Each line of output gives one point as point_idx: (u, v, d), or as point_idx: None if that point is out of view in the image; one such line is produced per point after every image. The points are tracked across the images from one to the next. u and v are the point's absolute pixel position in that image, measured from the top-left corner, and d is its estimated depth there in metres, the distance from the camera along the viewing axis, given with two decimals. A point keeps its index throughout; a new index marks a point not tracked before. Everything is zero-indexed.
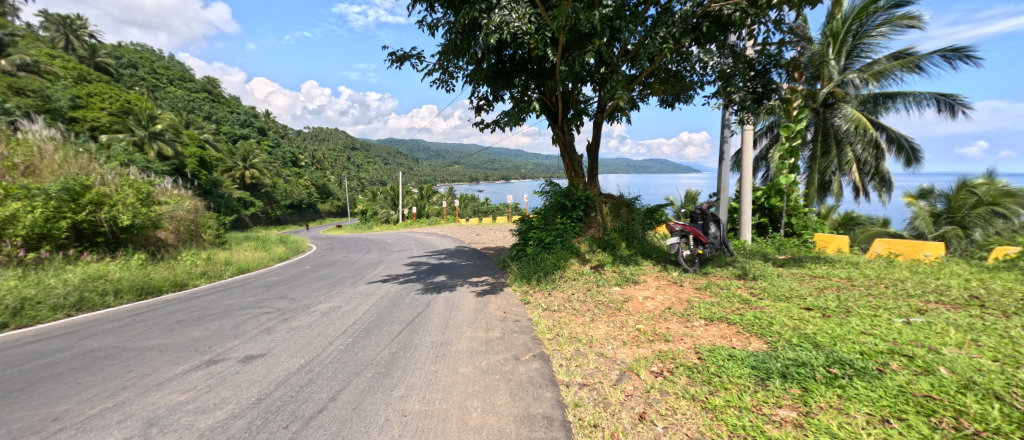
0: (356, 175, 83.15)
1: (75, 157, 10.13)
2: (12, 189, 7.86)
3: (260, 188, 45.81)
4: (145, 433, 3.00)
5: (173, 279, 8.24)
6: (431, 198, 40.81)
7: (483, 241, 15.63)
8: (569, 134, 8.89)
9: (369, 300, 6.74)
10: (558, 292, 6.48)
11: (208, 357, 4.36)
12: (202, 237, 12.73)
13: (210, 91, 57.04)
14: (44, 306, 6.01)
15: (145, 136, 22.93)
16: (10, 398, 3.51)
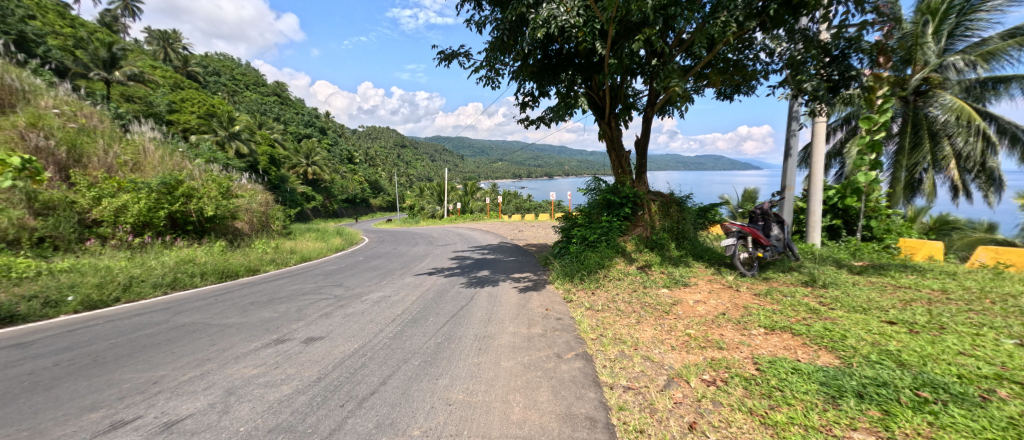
0: (405, 172, 85.98)
1: (172, 155, 11.16)
2: (122, 183, 8.83)
3: (320, 183, 48.44)
4: (224, 400, 3.18)
5: (248, 265, 8.86)
6: (475, 195, 41.25)
7: (524, 238, 15.61)
8: (617, 130, 8.59)
9: (416, 291, 6.89)
10: (602, 292, 6.30)
11: (276, 336, 4.60)
12: (272, 228, 13.62)
13: (280, 95, 61.51)
14: (147, 283, 6.65)
15: (227, 136, 24.96)
16: (121, 362, 3.88)
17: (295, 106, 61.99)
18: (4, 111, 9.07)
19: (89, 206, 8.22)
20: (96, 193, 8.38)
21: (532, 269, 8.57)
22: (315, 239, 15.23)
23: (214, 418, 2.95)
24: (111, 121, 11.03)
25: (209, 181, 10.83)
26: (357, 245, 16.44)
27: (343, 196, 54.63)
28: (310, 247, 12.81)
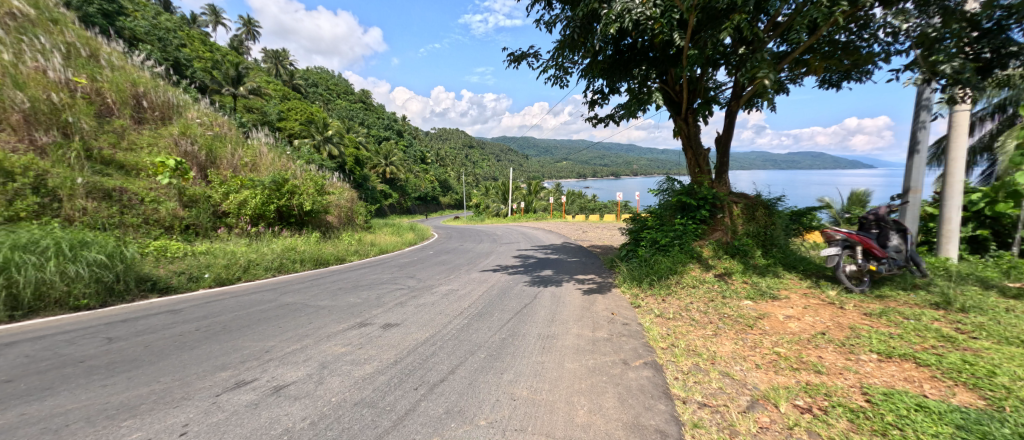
0: (472, 171, 88.39)
1: (280, 157, 12.82)
2: (245, 181, 10.48)
3: (396, 182, 51.31)
4: (320, 373, 3.51)
5: (337, 254, 9.80)
6: (540, 194, 41.23)
7: (589, 239, 15.20)
8: (696, 126, 7.97)
9: (482, 286, 6.95)
10: (673, 300, 5.82)
11: (360, 320, 4.89)
12: (356, 222, 14.68)
13: (365, 102, 66.58)
14: (261, 267, 7.75)
15: (322, 140, 27.80)
16: (241, 331, 4.48)
17: (376, 110, 66.62)
18: (164, 122, 10.89)
19: (220, 199, 9.78)
20: (225, 189, 9.96)
21: (598, 271, 8.23)
22: (391, 233, 16.16)
23: (310, 388, 3.25)
24: (236, 130, 12.96)
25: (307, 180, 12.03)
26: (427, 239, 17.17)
27: (415, 194, 57.42)
28: (388, 240, 13.62)
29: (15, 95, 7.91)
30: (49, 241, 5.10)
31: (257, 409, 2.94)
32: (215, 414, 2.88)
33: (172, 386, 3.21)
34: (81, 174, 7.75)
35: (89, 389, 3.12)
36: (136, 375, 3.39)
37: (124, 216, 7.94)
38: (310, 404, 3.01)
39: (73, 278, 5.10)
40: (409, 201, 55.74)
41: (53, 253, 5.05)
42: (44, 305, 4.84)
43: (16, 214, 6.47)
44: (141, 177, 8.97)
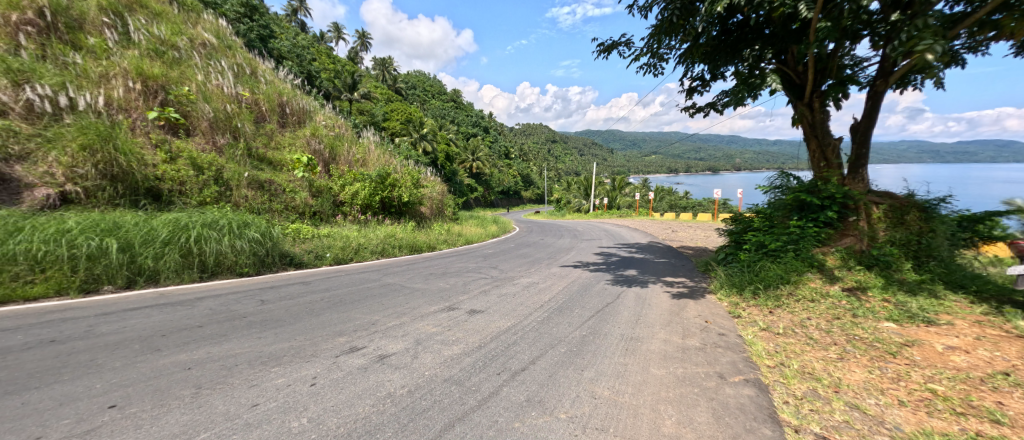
0: (555, 166, 87.95)
1: (384, 154, 14.06)
2: (355, 175, 11.44)
3: (481, 177, 52.88)
4: (414, 349, 3.62)
5: (428, 243, 10.35)
6: (624, 190, 39.53)
7: (679, 239, 14.06)
8: (825, 112, 6.76)
9: (563, 281, 6.71)
10: (785, 313, 5.00)
11: (448, 304, 5.01)
12: (446, 214, 15.35)
13: (455, 100, 69.94)
14: (368, 251, 8.57)
15: (419, 137, 30.09)
16: (354, 304, 5.02)
17: (465, 109, 69.49)
18: (300, 126, 12.37)
19: (339, 190, 10.87)
20: (343, 182, 11.07)
21: (688, 275, 7.45)
22: (476, 225, 16.63)
23: (408, 360, 3.41)
24: (352, 130, 14.30)
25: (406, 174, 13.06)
26: (510, 232, 17.40)
27: (499, 188, 58.65)
28: (473, 232, 14.04)
29: (205, 108, 9.48)
30: (225, 221, 6.46)
31: (364, 374, 3.16)
32: (332, 373, 3.18)
33: (303, 344, 3.73)
34: (246, 169, 9.31)
35: (249, 339, 3.84)
36: (280, 331, 4.07)
37: (272, 203, 9.27)
38: (409, 374, 3.15)
39: (239, 251, 6.40)
40: (494, 196, 57.29)
41: (227, 230, 6.40)
42: (221, 270, 6.22)
43: (206, 199, 8.13)
44: (283, 171, 10.37)
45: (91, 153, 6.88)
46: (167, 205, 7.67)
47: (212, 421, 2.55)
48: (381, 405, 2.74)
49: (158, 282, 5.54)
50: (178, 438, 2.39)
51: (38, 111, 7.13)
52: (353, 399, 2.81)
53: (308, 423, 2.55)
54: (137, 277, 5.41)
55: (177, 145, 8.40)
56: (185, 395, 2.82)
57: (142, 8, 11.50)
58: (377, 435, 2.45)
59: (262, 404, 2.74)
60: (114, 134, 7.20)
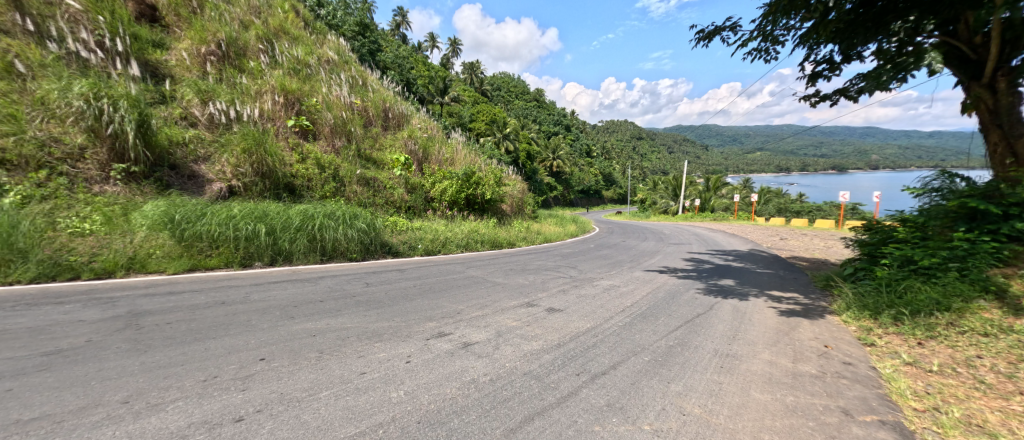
0: (643, 165, 84.26)
1: (470, 153, 14.80)
2: (444, 173, 12.27)
3: (562, 175, 52.70)
4: (495, 340, 3.85)
5: (508, 240, 10.72)
6: (720, 192, 36.55)
7: (788, 248, 12.66)
8: (1014, 94, 5.44)
9: (647, 286, 6.51)
10: (942, 347, 4.00)
11: (527, 300, 5.19)
12: (525, 212, 15.72)
13: (540, 99, 70.53)
14: (453, 245, 9.15)
15: (502, 137, 33.50)
16: (441, 292, 5.45)
17: (550, 108, 69.69)
18: (399, 129, 13.31)
19: (430, 187, 11.74)
20: (433, 180, 11.92)
21: (802, 292, 6.65)
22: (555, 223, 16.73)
23: (491, 350, 3.62)
24: (441, 130, 15.26)
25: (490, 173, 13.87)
26: (588, 232, 17.24)
27: (581, 187, 57.96)
28: (553, 230, 14.18)
29: (327, 118, 10.70)
30: (341, 212, 7.33)
31: (452, 358, 3.43)
32: (425, 354, 3.50)
33: (401, 325, 4.14)
34: (357, 168, 10.48)
35: (358, 315, 4.40)
36: (384, 312, 4.57)
37: (374, 198, 10.37)
38: (491, 364, 3.36)
39: (350, 238, 7.24)
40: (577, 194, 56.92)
41: (343, 220, 7.28)
42: (337, 254, 7.07)
43: (326, 193, 9.43)
44: (385, 170, 11.39)
45: (249, 156, 8.25)
46: (300, 197, 8.96)
47: (332, 382, 2.99)
48: (468, 389, 2.97)
49: (292, 262, 6.52)
50: (305, 392, 2.85)
51: (218, 124, 8.78)
52: (442, 379, 3.08)
53: (405, 396, 2.86)
54: (278, 257, 6.43)
55: (307, 149, 9.81)
56: (311, 357, 3.35)
57: (285, 33, 13.06)
58: (462, 416, 2.65)
59: (369, 373, 3.14)
60: (265, 140, 8.53)
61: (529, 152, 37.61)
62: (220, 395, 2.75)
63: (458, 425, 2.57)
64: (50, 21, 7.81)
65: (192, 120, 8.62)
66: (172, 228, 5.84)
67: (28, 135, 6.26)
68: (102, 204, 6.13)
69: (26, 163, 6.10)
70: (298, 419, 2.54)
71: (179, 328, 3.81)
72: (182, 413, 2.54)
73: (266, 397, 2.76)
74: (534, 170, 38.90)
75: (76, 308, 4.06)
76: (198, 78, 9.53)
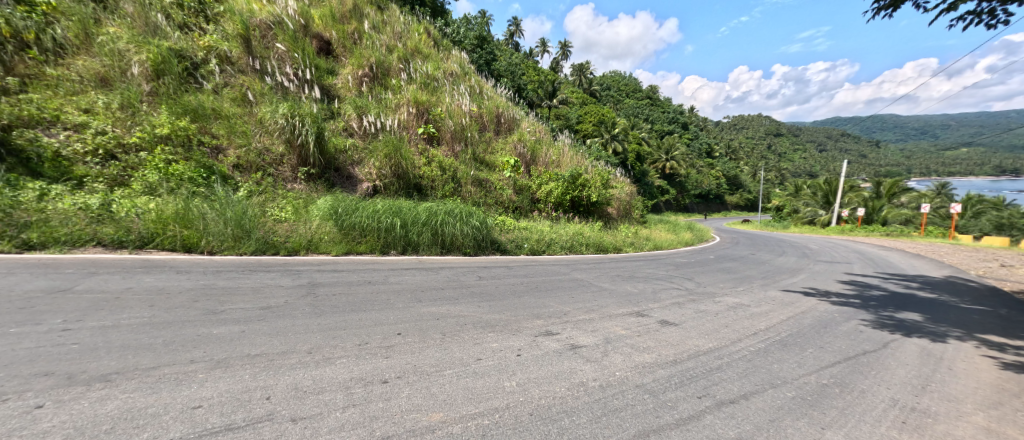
0: (778, 166, 74.74)
1: (576, 154, 15.09)
2: (551, 174, 12.78)
3: (677, 178, 49.78)
4: (605, 346, 4.08)
5: (615, 244, 10.79)
6: (892, 200, 30.49)
7: (1007, 280, 9.94)
8: None
9: (786, 310, 5.93)
10: None
11: (637, 310, 5.31)
12: (633, 216, 15.49)
13: (653, 97, 67.98)
14: (558, 246, 9.57)
15: (610, 138, 33.62)
16: (547, 292, 5.91)
17: (665, 106, 66.51)
18: (510, 132, 14.18)
19: (536, 188, 12.43)
20: (540, 181, 12.56)
21: None
22: (667, 230, 16.09)
23: (599, 356, 3.83)
24: (548, 133, 15.83)
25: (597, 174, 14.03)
26: (707, 241, 16.13)
27: (698, 191, 54.15)
28: (664, 237, 13.64)
29: (448, 124, 11.97)
30: (459, 211, 8.25)
31: (559, 358, 3.73)
32: (533, 350, 3.89)
33: (509, 319, 4.68)
34: (471, 169, 11.58)
35: (473, 305, 5.06)
36: (493, 304, 5.19)
37: (486, 197, 11.38)
38: (599, 370, 3.55)
39: (465, 233, 8.14)
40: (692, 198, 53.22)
41: (460, 216, 8.21)
42: (454, 247, 8.05)
43: (446, 193, 10.63)
44: (495, 171, 12.37)
45: (389, 159, 9.74)
46: (425, 196, 10.30)
47: (453, 363, 3.52)
48: (576, 390, 3.20)
49: (416, 250, 7.62)
50: (432, 367, 3.41)
51: (369, 133, 10.54)
52: (551, 377, 3.37)
53: (517, 386, 3.20)
54: (405, 248, 7.53)
55: (432, 153, 11.03)
56: (436, 337, 4.02)
57: (419, 53, 14.90)
58: (573, 417, 2.83)
59: (483, 360, 3.61)
60: (401, 146, 9.96)
61: (639, 154, 36.63)
62: (369, 359, 3.49)
63: (568, 423, 2.76)
64: (268, 60, 10.32)
65: (350, 130, 10.49)
66: (336, 219, 7.23)
67: (250, 146, 8.44)
68: (292, 197, 7.99)
69: (248, 166, 8.26)
70: (428, 390, 3.04)
71: (342, 300, 4.88)
72: (343, 368, 3.29)
73: (402, 367, 3.39)
74: (642, 172, 37.79)
75: (277, 276, 5.42)
76: (356, 97, 11.49)
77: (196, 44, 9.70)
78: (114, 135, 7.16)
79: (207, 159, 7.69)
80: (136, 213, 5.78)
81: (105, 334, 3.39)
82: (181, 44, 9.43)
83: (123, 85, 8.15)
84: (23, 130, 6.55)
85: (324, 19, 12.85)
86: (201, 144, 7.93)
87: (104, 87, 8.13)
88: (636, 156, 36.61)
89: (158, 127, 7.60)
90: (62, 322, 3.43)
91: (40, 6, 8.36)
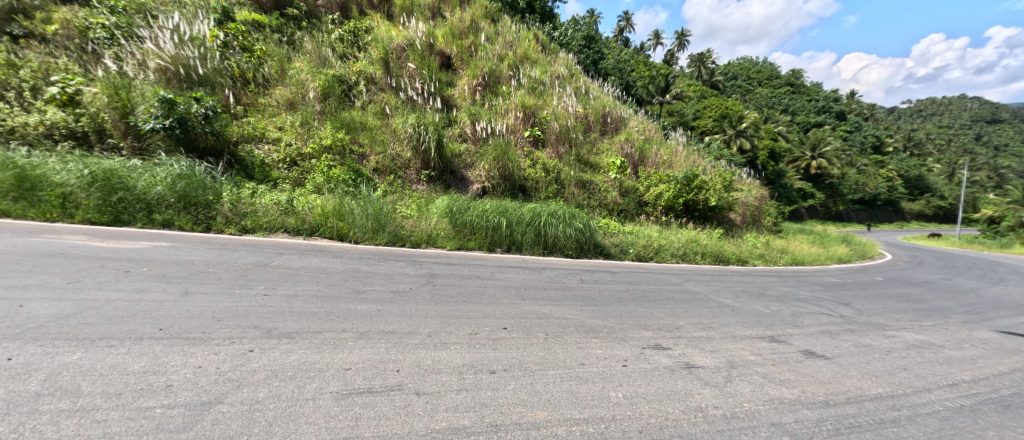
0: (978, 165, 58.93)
1: (691, 153, 14.33)
2: (662, 176, 12.30)
3: (826, 180, 42.62)
4: (729, 370, 3.91)
5: (738, 255, 9.95)
6: None
7: None
8: None
9: (1001, 358, 4.79)
10: None
11: (770, 334, 4.95)
12: (762, 223, 14.31)
13: (791, 86, 60.31)
14: (668, 253, 9.20)
15: (734, 134, 30.35)
16: (656, 302, 5.83)
17: (807, 94, 58.30)
18: (616, 132, 13.98)
19: (644, 190, 12.10)
20: (648, 183, 12.21)
21: None
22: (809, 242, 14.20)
23: (722, 381, 3.68)
24: (660, 131, 15.18)
25: (717, 176, 13.33)
26: (870, 258, 13.63)
27: (859, 196, 45.09)
28: (805, 251, 12.02)
29: (553, 126, 12.30)
30: (561, 212, 8.52)
31: (672, 376, 3.71)
32: (641, 363, 3.94)
33: (614, 326, 4.79)
34: (574, 171, 11.72)
35: (575, 308, 5.27)
36: (596, 309, 5.33)
37: (589, 200, 11.49)
38: (721, 396, 3.43)
39: (567, 235, 8.34)
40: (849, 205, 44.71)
41: (562, 216, 8.45)
42: (555, 248, 8.30)
43: (549, 194, 10.97)
44: (599, 172, 12.34)
45: (497, 161, 10.46)
46: (528, 198, 10.77)
47: (557, 364, 3.77)
48: (692, 414, 3.16)
49: (519, 249, 8.08)
50: (537, 366, 3.71)
51: (480, 138, 11.38)
52: (663, 395, 3.38)
53: (625, 399, 3.29)
54: (507, 246, 8.03)
55: (536, 156, 11.45)
56: (540, 336, 4.34)
57: (528, 59, 15.54)
58: None
59: (587, 365, 3.80)
60: (508, 149, 10.62)
61: (772, 152, 32.40)
62: (479, 349, 3.93)
63: None
64: (401, 78, 11.82)
65: (465, 135, 11.47)
66: (450, 217, 7.99)
67: (386, 152, 9.75)
68: (416, 197, 9.07)
69: (384, 170, 9.63)
70: (532, 387, 3.34)
71: (454, 290, 5.52)
72: (457, 354, 3.77)
73: (509, 360, 3.76)
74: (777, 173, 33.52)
75: (404, 265, 6.27)
76: (470, 105, 12.51)
77: (351, 70, 11.58)
78: (296, 147, 9.04)
79: (355, 164, 9.24)
80: (308, 209, 7.17)
81: (290, 301, 4.38)
82: (340, 71, 11.35)
83: (303, 107, 10.16)
84: (243, 144, 8.83)
85: (445, 37, 14.21)
86: (353, 153, 9.52)
87: (291, 110, 10.24)
88: (768, 154, 32.43)
89: (323, 139, 9.32)
90: (263, 288, 4.54)
91: (256, 51, 10.71)
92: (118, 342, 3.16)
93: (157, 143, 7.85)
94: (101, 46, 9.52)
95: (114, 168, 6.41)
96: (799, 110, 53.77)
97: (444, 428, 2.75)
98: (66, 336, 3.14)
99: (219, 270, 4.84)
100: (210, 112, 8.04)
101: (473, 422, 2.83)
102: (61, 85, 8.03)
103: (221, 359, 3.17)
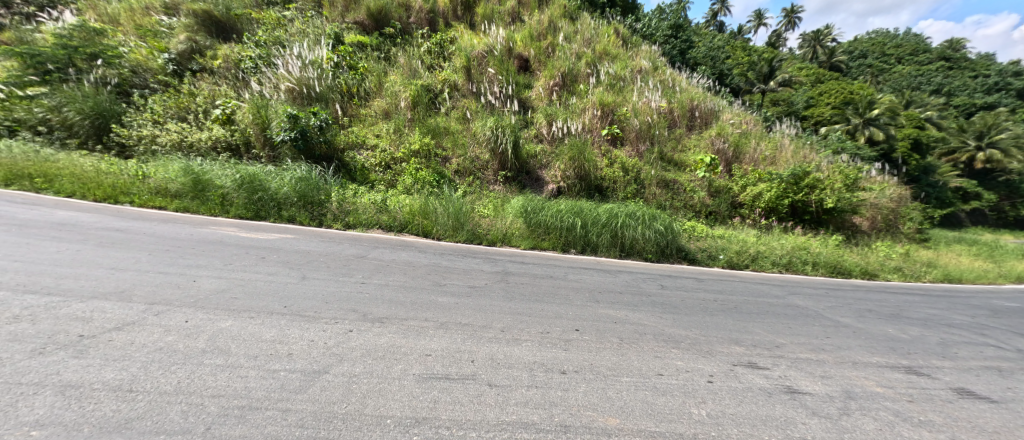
0: None
1: (801, 147, 13.04)
2: (762, 174, 11.35)
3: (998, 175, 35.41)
4: (847, 401, 3.63)
5: (864, 267, 8.91)
6: None
7: None
8: None
9: None
10: None
11: (908, 364, 4.46)
12: (899, 229, 12.45)
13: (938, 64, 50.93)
14: (768, 261, 8.54)
15: (861, 123, 26.17)
16: (750, 316, 5.52)
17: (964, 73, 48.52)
18: (705, 127, 13.23)
19: (739, 191, 11.30)
20: (744, 182, 11.34)
21: None
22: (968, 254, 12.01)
23: (835, 414, 3.43)
24: (762, 124, 14.02)
25: (835, 174, 11.96)
26: None
27: None
28: (962, 266, 10.20)
29: (632, 123, 12.06)
30: (641, 213, 8.34)
31: (769, 400, 3.54)
32: (729, 380, 3.83)
33: (699, 338, 4.67)
34: (656, 170, 11.39)
35: (654, 315, 5.21)
36: (679, 318, 5.21)
37: (674, 200, 11.14)
38: (832, 429, 3.20)
39: (643, 238, 8.16)
40: None
41: (641, 217, 8.29)
42: (633, 251, 8.16)
43: (628, 194, 10.78)
44: (686, 171, 11.85)
45: (573, 161, 10.52)
46: (602, 198, 10.67)
47: (631, 371, 3.81)
48: None
49: (595, 251, 8.08)
50: (610, 371, 3.78)
51: (556, 138, 11.54)
52: (756, 419, 3.25)
53: (708, 417, 3.26)
54: (584, 248, 8.08)
55: (615, 155, 11.34)
56: (613, 340, 4.39)
57: (607, 55, 15.29)
58: None
59: (664, 376, 3.78)
60: (585, 149, 10.64)
61: (918, 141, 26.88)
62: (550, 348, 4.10)
63: None
64: (482, 83, 12.37)
65: (540, 136, 11.71)
66: (526, 216, 8.26)
67: (466, 155, 10.35)
68: (493, 197, 9.50)
69: (464, 171, 10.21)
70: (604, 392, 3.43)
71: (528, 288, 5.75)
72: (529, 351, 3.98)
73: (580, 362, 3.88)
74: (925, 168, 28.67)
75: (480, 262, 6.65)
76: (546, 105, 12.70)
77: (437, 79, 12.39)
78: (389, 152, 9.92)
79: (439, 168, 9.93)
80: (399, 209, 7.88)
81: (382, 289, 4.93)
82: (428, 80, 12.20)
83: (397, 115, 11.10)
84: (349, 150, 9.91)
85: (525, 41, 14.57)
86: (438, 155, 10.22)
87: (387, 118, 11.22)
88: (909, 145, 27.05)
89: (412, 144, 10.15)
90: (361, 277, 5.16)
91: (360, 68, 11.93)
92: (256, 314, 3.85)
93: (286, 152, 9.34)
94: (249, 74, 11.33)
95: (255, 172, 7.62)
96: (954, 91, 44.33)
97: (513, 420, 2.97)
98: (222, 306, 3.91)
99: (329, 259, 5.59)
100: (323, 123, 9.32)
101: (541, 419, 3.02)
102: (222, 107, 9.73)
103: (328, 335, 3.71)
